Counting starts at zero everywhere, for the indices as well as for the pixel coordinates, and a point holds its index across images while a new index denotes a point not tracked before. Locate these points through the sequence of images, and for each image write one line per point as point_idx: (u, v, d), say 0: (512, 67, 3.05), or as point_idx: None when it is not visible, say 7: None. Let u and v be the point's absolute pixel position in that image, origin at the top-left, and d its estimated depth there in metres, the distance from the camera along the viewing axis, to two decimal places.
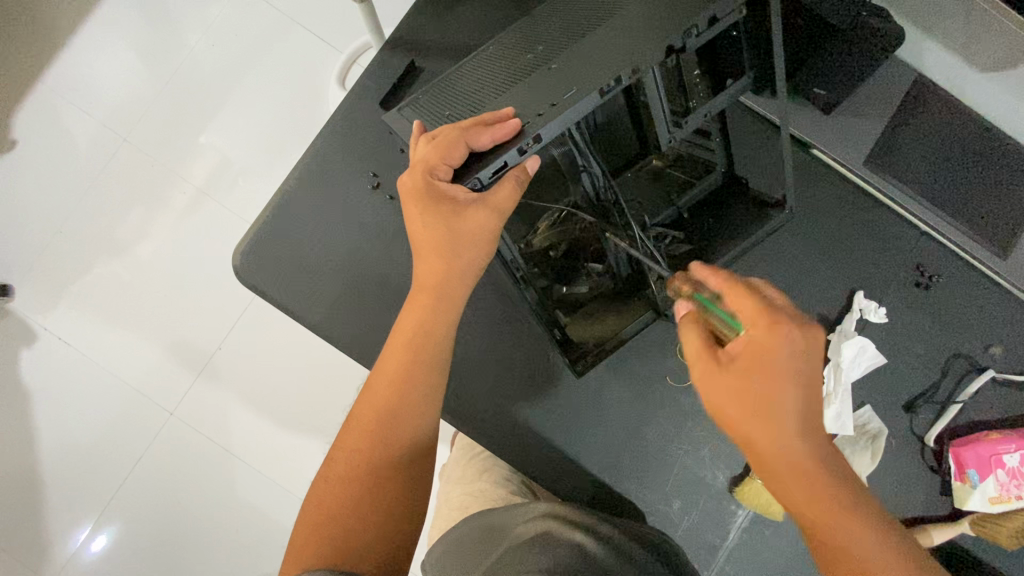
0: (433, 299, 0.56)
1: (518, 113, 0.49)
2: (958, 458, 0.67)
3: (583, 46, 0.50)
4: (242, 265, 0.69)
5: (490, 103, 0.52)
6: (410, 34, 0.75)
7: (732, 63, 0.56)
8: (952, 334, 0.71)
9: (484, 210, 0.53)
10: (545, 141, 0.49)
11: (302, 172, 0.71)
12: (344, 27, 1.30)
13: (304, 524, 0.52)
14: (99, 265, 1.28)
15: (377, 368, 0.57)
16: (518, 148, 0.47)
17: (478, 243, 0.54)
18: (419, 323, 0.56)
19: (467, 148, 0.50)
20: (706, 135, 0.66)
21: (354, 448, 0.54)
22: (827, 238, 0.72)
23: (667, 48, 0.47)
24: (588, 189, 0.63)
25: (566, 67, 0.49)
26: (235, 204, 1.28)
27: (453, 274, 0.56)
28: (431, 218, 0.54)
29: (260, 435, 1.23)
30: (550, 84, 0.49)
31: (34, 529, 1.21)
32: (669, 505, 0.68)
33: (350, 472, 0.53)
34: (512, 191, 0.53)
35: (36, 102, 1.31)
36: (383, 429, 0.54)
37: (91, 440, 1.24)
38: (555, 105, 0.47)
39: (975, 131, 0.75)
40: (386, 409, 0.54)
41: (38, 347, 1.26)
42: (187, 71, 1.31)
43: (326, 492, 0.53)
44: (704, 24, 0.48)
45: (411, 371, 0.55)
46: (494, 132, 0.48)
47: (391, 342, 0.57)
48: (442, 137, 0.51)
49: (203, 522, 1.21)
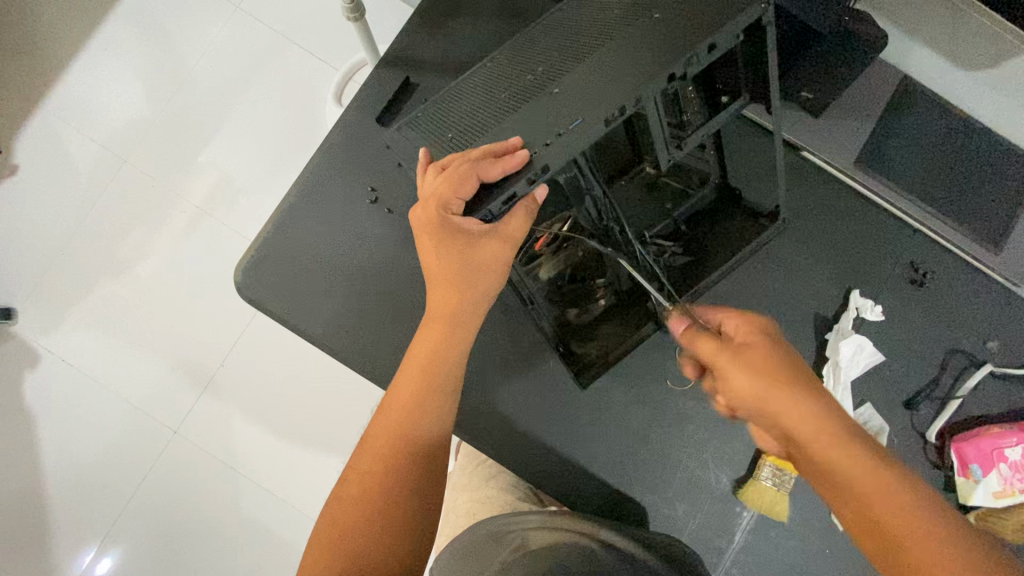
0: (446, 324, 0.57)
1: (525, 143, 0.49)
2: (960, 453, 0.67)
3: (584, 71, 0.50)
4: (245, 281, 0.70)
5: (494, 129, 0.52)
6: (405, 50, 0.76)
7: (729, 83, 0.57)
8: (949, 330, 0.72)
9: (498, 240, 0.55)
10: (552, 171, 0.49)
11: (302, 188, 0.73)
12: (339, 45, 1.32)
13: (317, 543, 0.52)
14: (100, 286, 1.29)
15: (390, 392, 0.57)
16: (527, 180, 0.48)
17: (492, 271, 0.56)
18: (432, 348, 0.56)
19: (478, 180, 0.50)
20: (702, 147, 0.69)
21: (366, 471, 0.54)
22: (822, 239, 0.73)
23: (669, 75, 0.48)
24: (592, 211, 0.62)
25: (568, 93, 0.50)
26: (234, 222, 1.29)
27: (467, 301, 0.56)
28: (444, 248, 0.55)
29: (263, 452, 1.23)
30: (554, 111, 0.49)
31: (38, 552, 1.20)
32: (674, 509, 0.68)
33: (362, 495, 0.53)
34: (523, 221, 0.56)
35: (37, 126, 1.33)
36: (397, 455, 0.54)
37: (95, 460, 1.24)
38: (560, 135, 0.48)
39: (959, 129, 0.76)
40: (401, 434, 0.55)
41: (42, 368, 1.26)
42: (186, 92, 1.33)
43: (339, 514, 0.53)
44: (705, 52, 0.48)
45: (425, 398, 0.55)
46: (505, 165, 0.48)
47: (403, 366, 0.57)
48: (453, 171, 0.50)
49: (209, 540, 1.20)
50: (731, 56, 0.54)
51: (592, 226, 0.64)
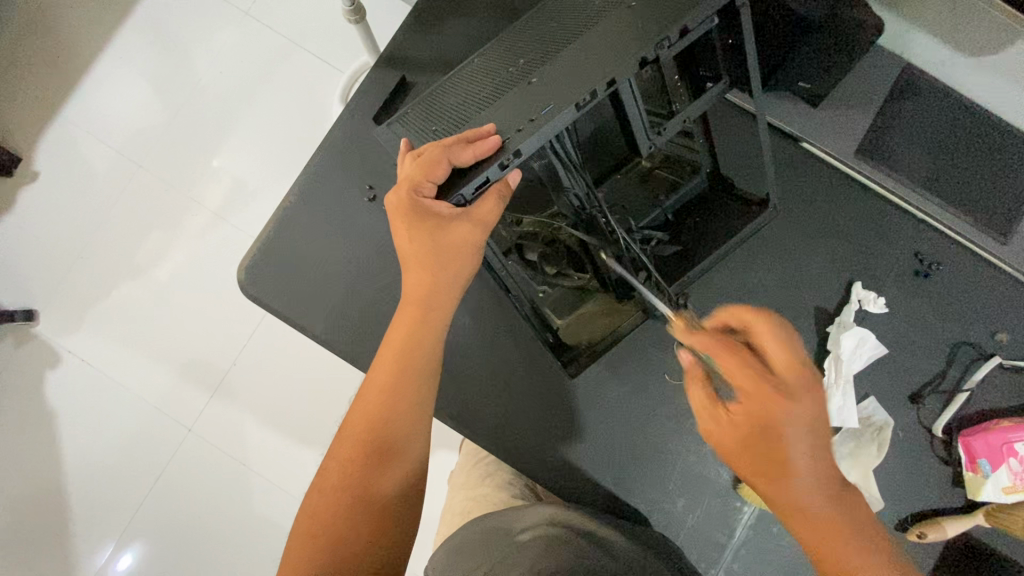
0: (420, 311, 0.56)
1: (498, 128, 0.49)
2: (968, 448, 0.66)
3: (561, 58, 0.50)
4: (247, 280, 0.71)
5: (474, 118, 0.53)
6: (402, 51, 0.77)
7: (710, 68, 0.57)
8: (956, 321, 0.70)
9: (468, 224, 0.53)
10: (526, 156, 0.50)
11: (301, 188, 0.74)
12: (346, 50, 1.34)
13: (299, 532, 0.53)
14: (118, 289, 1.33)
15: (368, 379, 0.57)
16: (499, 164, 0.48)
17: (465, 258, 0.55)
18: (408, 334, 0.56)
19: (450, 165, 0.50)
20: (690, 136, 0.66)
21: (345, 459, 0.54)
22: (822, 232, 0.72)
23: (639, 60, 0.48)
24: (573, 200, 0.62)
25: (543, 80, 0.50)
26: (245, 225, 1.32)
27: (439, 286, 0.56)
28: (415, 232, 0.54)
29: (275, 450, 1.25)
30: (529, 97, 0.50)
31: (60, 547, 1.24)
32: (673, 504, 0.68)
33: (342, 483, 0.53)
34: (495, 205, 0.54)
35: (56, 134, 1.37)
36: (374, 441, 0.54)
37: (113, 457, 1.27)
38: (533, 120, 0.48)
39: (964, 117, 0.75)
40: (377, 420, 0.55)
41: (62, 369, 1.31)
42: (196, 98, 1.36)
43: (320, 503, 0.53)
44: (676, 36, 0.48)
45: (399, 385, 0.55)
46: (476, 149, 0.49)
47: (380, 353, 0.57)
48: (425, 154, 0.51)
49: (222, 538, 1.23)
50: (709, 40, 0.54)
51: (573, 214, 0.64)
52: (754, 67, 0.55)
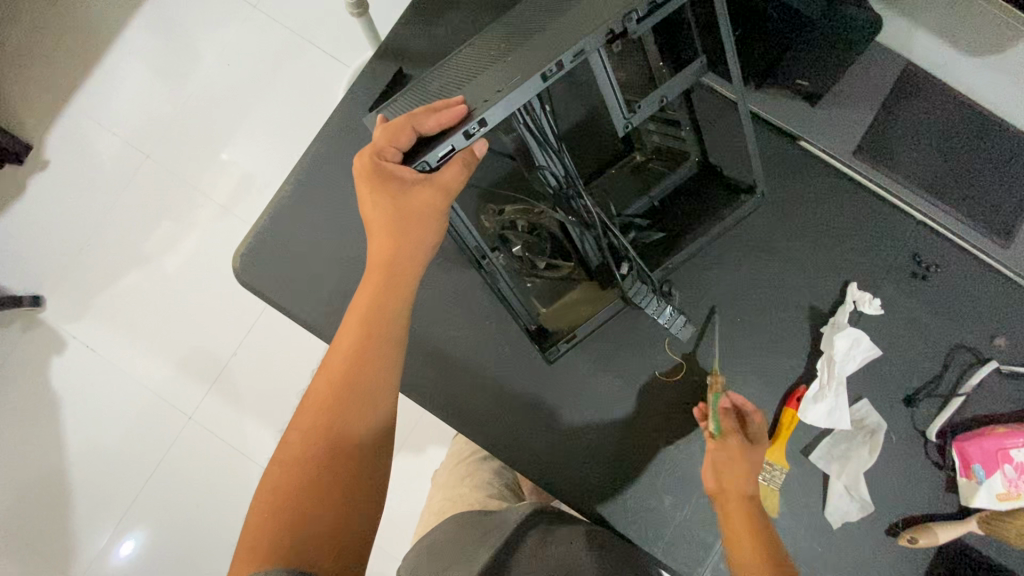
0: (386, 275, 0.55)
1: (468, 98, 0.49)
2: (963, 453, 0.65)
3: (538, 36, 0.49)
4: (242, 268, 0.72)
5: (449, 93, 0.52)
6: (400, 43, 0.78)
7: (690, 48, 0.56)
8: (953, 324, 0.69)
9: (432, 189, 0.52)
10: (492, 126, 0.48)
11: (297, 177, 0.74)
12: (352, 45, 1.36)
13: (255, 513, 0.46)
14: (125, 278, 1.35)
15: (334, 345, 0.54)
16: (465, 132, 0.47)
17: (430, 222, 0.54)
18: (373, 299, 0.54)
19: (415, 131, 0.50)
20: (677, 124, 0.65)
21: (309, 427, 0.50)
22: (817, 232, 0.71)
23: (608, 31, 0.47)
24: (551, 180, 0.60)
25: (518, 56, 0.48)
26: (250, 216, 1.34)
27: (403, 251, 0.55)
28: (379, 197, 0.54)
29: (273, 441, 1.26)
30: (499, 70, 0.48)
31: (61, 530, 1.26)
32: (660, 501, 0.67)
33: (306, 451, 0.49)
34: (459, 173, 0.53)
35: (66, 124, 1.40)
36: (339, 405, 0.50)
37: (114, 443, 1.29)
38: (500, 91, 0.47)
39: (969, 118, 0.73)
40: (343, 383, 0.51)
41: (67, 355, 1.33)
42: (203, 89, 1.38)
43: (281, 477, 0.48)
44: (645, 9, 0.47)
45: (367, 344, 0.52)
46: (440, 117, 0.48)
47: (346, 319, 0.55)
48: (392, 121, 0.51)
49: (218, 525, 1.24)
50: (683, 19, 0.56)
51: (553, 196, 0.61)
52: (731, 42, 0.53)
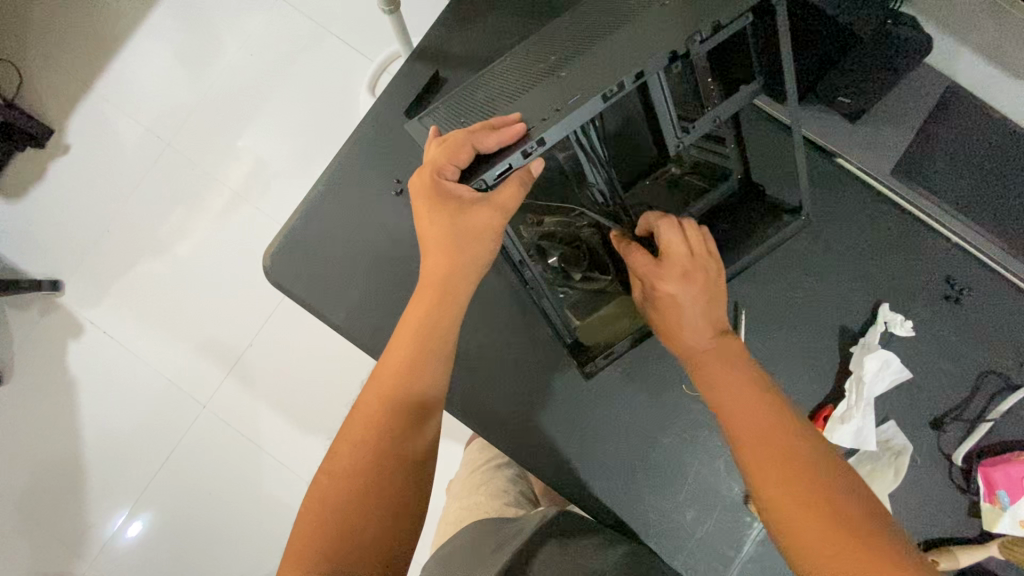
0: (438, 292, 0.56)
1: (525, 116, 0.49)
2: (987, 479, 0.65)
3: (595, 53, 0.50)
4: (273, 267, 0.72)
5: (503, 108, 0.53)
6: (437, 45, 0.77)
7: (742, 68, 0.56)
8: (984, 349, 0.69)
9: (488, 209, 0.53)
10: (549, 146, 0.49)
11: (330, 176, 0.74)
12: (376, 38, 1.35)
13: (304, 523, 0.47)
14: (142, 264, 1.35)
15: (383, 360, 0.54)
16: (523, 151, 0.48)
17: (485, 242, 0.54)
18: (425, 317, 0.55)
19: (474, 150, 0.51)
20: (721, 142, 0.66)
21: (359, 440, 0.50)
22: (851, 251, 0.71)
23: (671, 53, 0.48)
24: (597, 195, 0.63)
25: (575, 73, 0.49)
26: (269, 208, 1.34)
27: (457, 269, 0.56)
28: (436, 214, 0.54)
29: (286, 434, 1.27)
30: (557, 90, 0.49)
31: (74, 512, 1.27)
32: (682, 515, 0.67)
33: (355, 465, 0.49)
34: (516, 192, 0.54)
35: (88, 108, 1.39)
36: (390, 421, 0.51)
37: (129, 428, 1.30)
38: (559, 110, 0.48)
39: (1000, 145, 0.75)
40: (393, 399, 0.52)
41: (84, 339, 1.33)
42: (225, 78, 1.37)
43: (330, 488, 0.48)
44: (710, 31, 0.48)
45: (418, 361, 0.53)
46: (500, 136, 0.49)
47: (397, 333, 0.56)
48: (450, 139, 0.52)
49: (229, 514, 1.25)
50: (744, 42, 0.54)
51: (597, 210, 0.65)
52: (790, 69, 0.54)
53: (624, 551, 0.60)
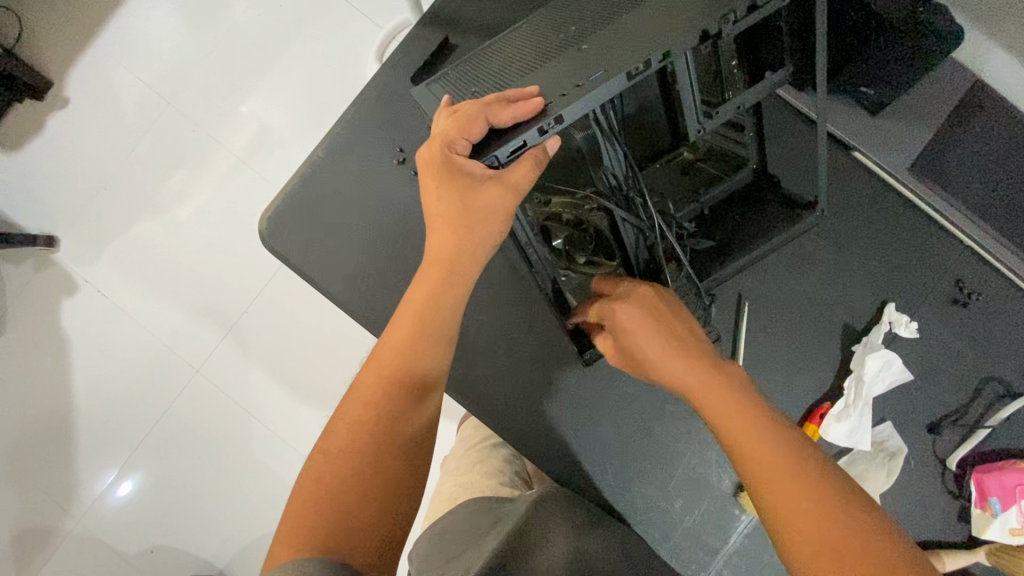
0: (443, 271, 0.54)
1: (544, 92, 0.48)
2: (980, 485, 0.64)
3: (617, 27, 0.48)
4: (269, 233, 0.70)
5: (518, 80, 0.51)
6: (448, 10, 0.74)
7: (770, 55, 0.55)
8: (987, 355, 0.67)
9: (500, 187, 0.51)
10: (567, 124, 0.48)
11: (331, 141, 0.72)
12: (387, 4, 1.31)
13: (295, 499, 0.47)
14: (140, 224, 1.33)
15: (383, 341, 0.53)
16: (539, 127, 0.47)
17: (494, 222, 0.53)
18: (428, 299, 0.53)
19: (488, 123, 0.49)
20: (739, 129, 0.65)
21: (356, 419, 0.50)
22: (860, 246, 0.69)
23: (702, 32, 0.46)
24: (611, 178, 0.60)
25: (595, 48, 0.47)
26: (270, 173, 1.31)
27: (467, 250, 0.54)
28: (445, 190, 0.52)
29: (278, 402, 1.26)
30: (578, 62, 0.47)
31: (63, 469, 1.27)
32: (670, 504, 0.67)
33: (351, 444, 0.48)
34: (529, 172, 0.51)
35: (88, 61, 1.36)
36: (391, 403, 0.50)
37: (121, 389, 1.30)
38: (580, 86, 0.46)
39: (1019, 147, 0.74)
40: (393, 379, 0.51)
41: (79, 298, 1.32)
42: (230, 38, 1.34)
43: (323, 467, 0.47)
44: (742, 10, 0.46)
45: (419, 341, 0.52)
46: (517, 110, 0.47)
47: (400, 312, 0.54)
48: (462, 110, 0.49)
49: (218, 478, 1.26)
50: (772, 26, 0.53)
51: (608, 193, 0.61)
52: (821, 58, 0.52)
53: (613, 536, 0.60)
